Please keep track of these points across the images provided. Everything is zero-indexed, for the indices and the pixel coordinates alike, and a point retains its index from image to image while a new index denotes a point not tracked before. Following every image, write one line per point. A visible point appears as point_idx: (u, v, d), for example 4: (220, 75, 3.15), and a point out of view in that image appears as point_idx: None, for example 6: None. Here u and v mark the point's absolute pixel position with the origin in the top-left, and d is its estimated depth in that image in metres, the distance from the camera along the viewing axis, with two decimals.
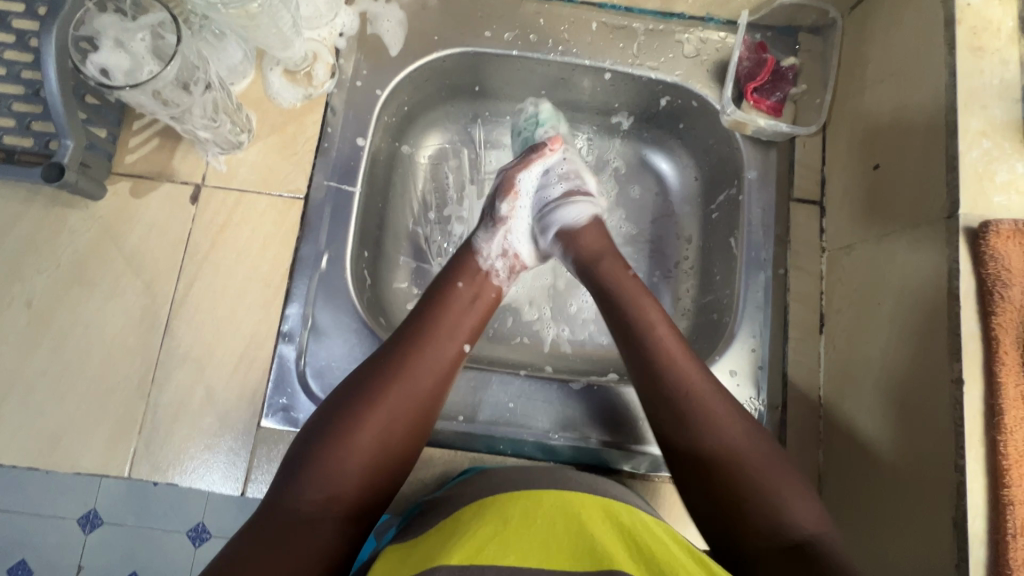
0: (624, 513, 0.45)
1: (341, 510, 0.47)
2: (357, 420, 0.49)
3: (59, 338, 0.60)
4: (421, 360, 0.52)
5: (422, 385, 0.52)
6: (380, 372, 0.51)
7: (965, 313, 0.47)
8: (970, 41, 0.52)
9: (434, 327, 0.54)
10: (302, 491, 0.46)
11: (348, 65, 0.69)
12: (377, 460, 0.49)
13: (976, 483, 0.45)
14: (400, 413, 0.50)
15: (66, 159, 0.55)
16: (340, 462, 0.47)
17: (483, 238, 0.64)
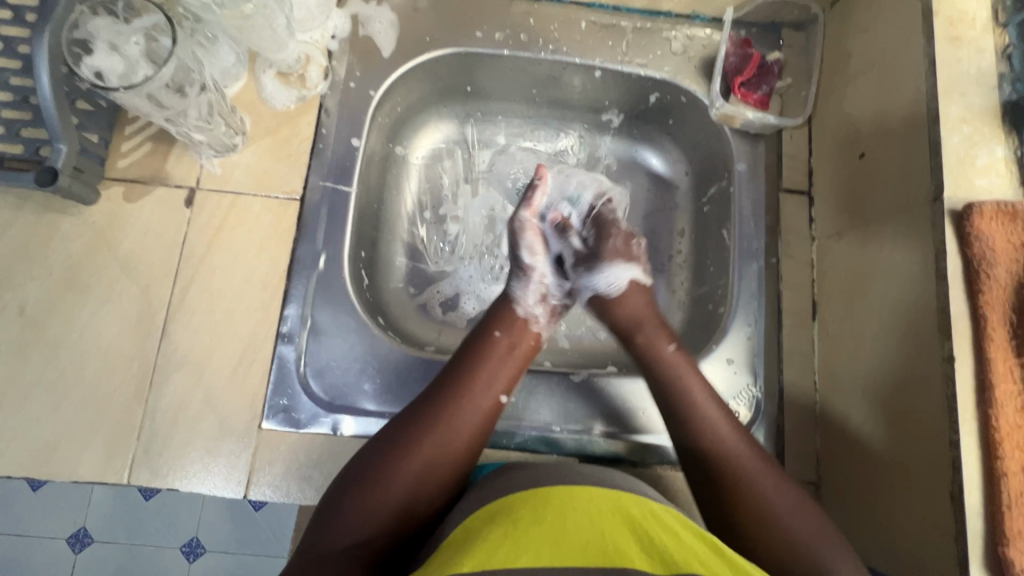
0: (636, 507, 0.45)
1: (371, 559, 0.46)
2: (393, 468, 0.49)
3: (53, 345, 0.59)
4: (463, 406, 0.54)
5: (459, 435, 0.53)
6: (418, 420, 0.52)
7: (953, 292, 0.49)
8: (948, 31, 0.54)
9: (473, 377, 0.56)
10: (334, 539, 0.46)
11: (341, 66, 0.69)
12: (415, 501, 0.49)
13: (970, 456, 0.46)
14: (437, 462, 0.51)
15: (60, 163, 0.55)
16: (373, 510, 0.48)
17: (520, 286, 0.65)
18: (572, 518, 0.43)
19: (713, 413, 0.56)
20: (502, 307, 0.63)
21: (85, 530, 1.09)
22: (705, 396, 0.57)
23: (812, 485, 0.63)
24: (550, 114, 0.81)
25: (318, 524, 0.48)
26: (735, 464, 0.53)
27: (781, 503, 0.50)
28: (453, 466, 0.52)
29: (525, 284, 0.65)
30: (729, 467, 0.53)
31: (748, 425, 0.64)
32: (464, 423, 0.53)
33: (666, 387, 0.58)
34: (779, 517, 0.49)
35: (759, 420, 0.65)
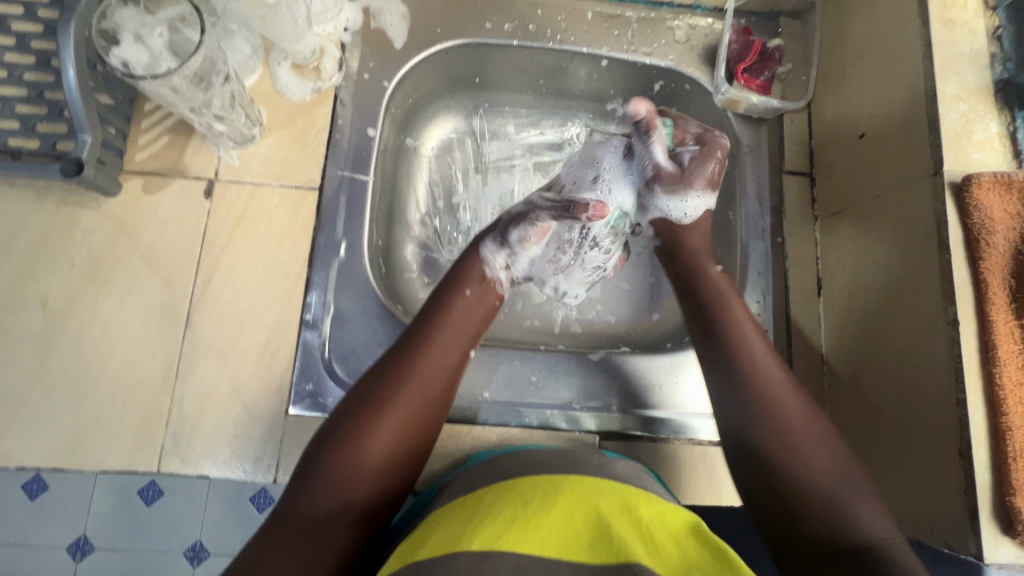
0: (641, 504, 0.45)
1: (355, 512, 0.48)
2: (368, 421, 0.51)
3: (78, 337, 0.60)
4: (425, 369, 0.55)
5: (431, 385, 0.55)
6: (388, 375, 0.54)
7: (955, 260, 0.52)
8: (942, 15, 0.56)
9: (438, 331, 0.58)
10: (312, 497, 0.48)
11: (355, 58, 0.70)
12: (394, 463, 0.51)
13: (977, 413, 0.49)
14: (411, 413, 0.53)
15: (85, 154, 0.56)
16: (355, 464, 0.49)
17: (490, 248, 0.65)
18: (579, 512, 0.44)
19: (759, 352, 0.56)
20: (468, 264, 0.64)
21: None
22: (757, 338, 0.58)
23: None
24: (556, 104, 0.83)
25: (295, 486, 0.49)
26: (782, 407, 0.53)
27: (815, 448, 0.51)
28: (424, 427, 0.54)
29: (496, 249, 0.65)
30: (775, 409, 0.53)
31: None
32: (427, 385, 0.55)
33: (721, 328, 0.58)
34: (813, 460, 0.50)
35: None
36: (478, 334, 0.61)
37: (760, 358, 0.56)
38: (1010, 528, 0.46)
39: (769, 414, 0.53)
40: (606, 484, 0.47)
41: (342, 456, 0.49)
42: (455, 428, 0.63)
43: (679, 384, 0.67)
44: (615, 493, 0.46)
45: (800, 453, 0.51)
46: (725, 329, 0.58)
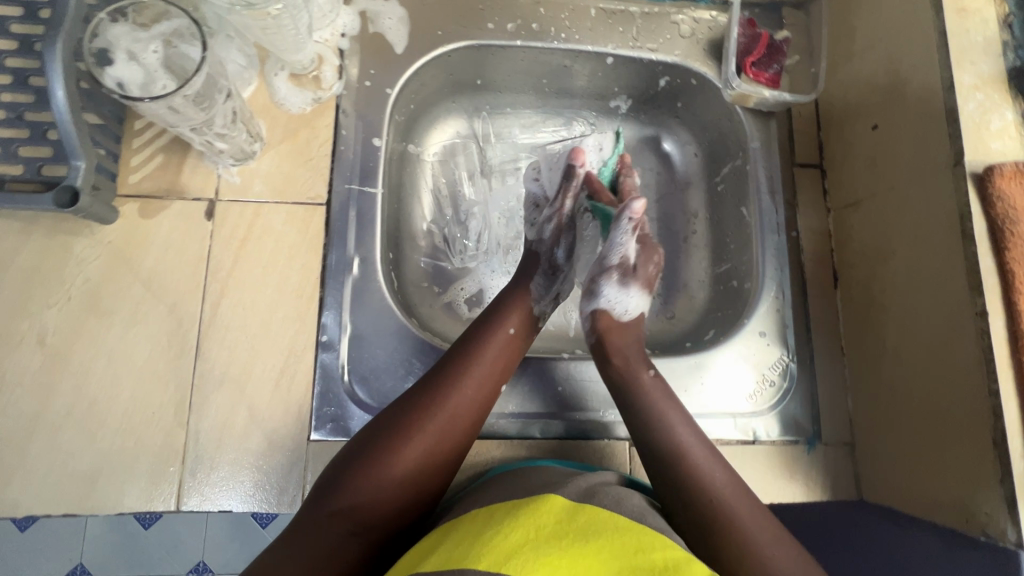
0: (655, 548, 0.43)
1: (370, 519, 0.50)
2: (403, 437, 0.53)
3: (81, 373, 0.56)
4: (462, 389, 0.56)
5: (465, 406, 0.56)
6: (425, 392, 0.56)
7: (981, 251, 0.52)
8: (955, 4, 0.56)
9: (476, 351, 0.59)
10: (332, 500, 0.50)
11: (354, 65, 0.67)
12: (417, 478, 0.53)
13: (1010, 403, 0.49)
14: (442, 431, 0.54)
15: (80, 181, 0.52)
16: (383, 474, 0.51)
17: (539, 281, 0.68)
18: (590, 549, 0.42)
19: (692, 444, 0.56)
20: (514, 299, 0.65)
21: (83, 565, 1.04)
22: (686, 428, 0.58)
23: (848, 445, 0.66)
24: (559, 104, 0.82)
25: (322, 489, 0.51)
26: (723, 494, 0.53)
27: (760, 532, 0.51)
28: (451, 447, 0.55)
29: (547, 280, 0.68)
30: (717, 497, 0.53)
31: (784, 392, 0.67)
32: (462, 406, 0.56)
33: (649, 417, 0.58)
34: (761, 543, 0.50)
35: (794, 387, 0.67)
36: (513, 356, 0.61)
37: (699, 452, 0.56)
38: None
39: (719, 509, 0.52)
40: (626, 525, 0.46)
41: (370, 470, 0.51)
42: (484, 444, 0.62)
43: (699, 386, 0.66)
44: (633, 536, 0.45)
45: (741, 538, 0.50)
46: (652, 417, 0.58)
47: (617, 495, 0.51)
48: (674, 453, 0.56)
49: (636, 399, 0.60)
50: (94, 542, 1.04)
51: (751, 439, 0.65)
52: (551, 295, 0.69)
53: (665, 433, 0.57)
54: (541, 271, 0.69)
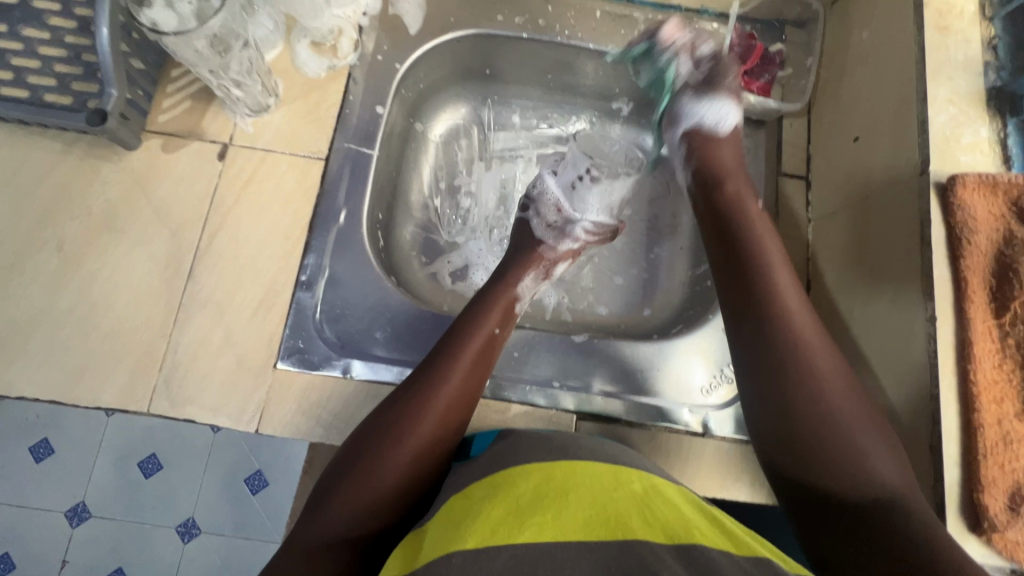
0: (637, 484, 0.48)
1: (361, 536, 0.49)
2: (379, 451, 0.52)
3: (88, 279, 0.63)
4: (438, 395, 0.56)
5: (439, 414, 0.55)
6: (401, 406, 0.55)
7: (937, 257, 0.52)
8: (937, 22, 0.58)
9: (450, 359, 0.58)
10: (324, 520, 0.49)
11: (371, 40, 0.74)
12: (401, 490, 0.52)
13: (949, 409, 0.48)
14: (420, 441, 0.53)
15: (110, 106, 0.61)
16: (366, 491, 0.51)
17: (529, 281, 0.71)
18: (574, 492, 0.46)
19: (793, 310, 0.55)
20: (490, 298, 0.66)
21: (84, 505, 1.09)
22: (795, 297, 0.56)
23: None
24: (562, 100, 0.86)
25: (311, 511, 0.50)
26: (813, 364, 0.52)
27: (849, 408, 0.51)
28: (433, 452, 0.54)
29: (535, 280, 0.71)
30: (811, 362, 0.52)
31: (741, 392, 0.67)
32: (439, 409, 0.55)
33: (744, 268, 0.58)
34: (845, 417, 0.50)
35: None
36: (489, 356, 0.61)
37: (799, 324, 0.54)
38: (977, 526, 0.46)
39: (807, 380, 0.52)
40: (596, 466, 0.50)
41: (355, 478, 0.51)
42: None
43: (659, 373, 0.67)
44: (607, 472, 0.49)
45: (829, 403, 0.51)
46: (760, 291, 0.56)
47: (589, 446, 0.54)
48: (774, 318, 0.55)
49: (732, 261, 0.60)
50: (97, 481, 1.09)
51: (700, 431, 0.65)
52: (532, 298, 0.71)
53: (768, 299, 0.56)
54: (534, 273, 0.71)
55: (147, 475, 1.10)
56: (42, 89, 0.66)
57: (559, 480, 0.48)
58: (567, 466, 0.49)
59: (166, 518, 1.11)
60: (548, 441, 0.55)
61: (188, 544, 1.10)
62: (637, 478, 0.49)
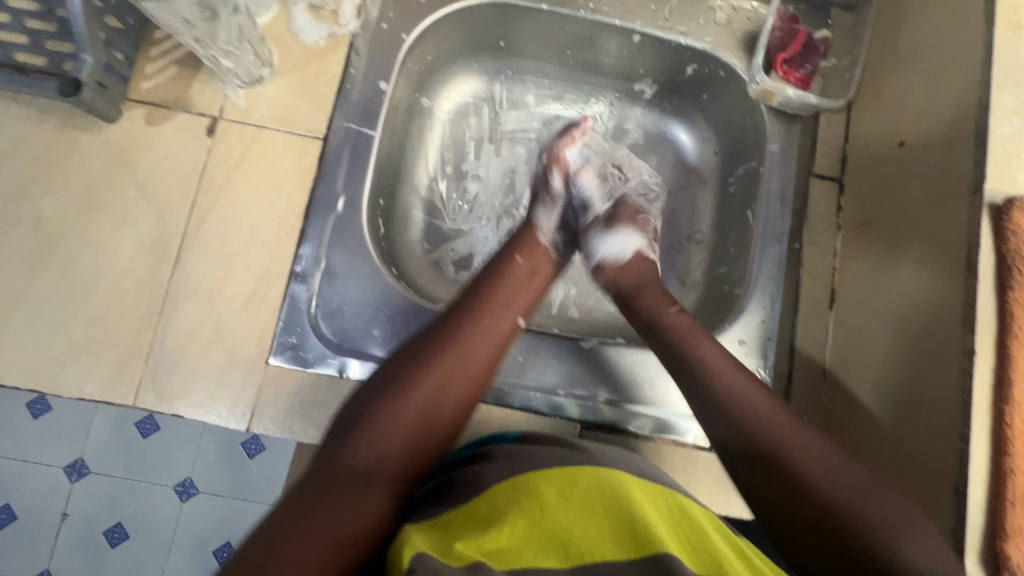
0: (666, 504, 0.44)
1: (392, 472, 0.47)
2: (424, 372, 0.50)
3: (68, 262, 0.59)
4: (486, 328, 0.55)
5: (480, 349, 0.53)
6: (446, 331, 0.53)
7: (982, 287, 0.47)
8: (1010, 18, 0.51)
9: (496, 299, 0.57)
10: (356, 450, 0.47)
11: (375, 6, 0.67)
12: (440, 421, 0.50)
13: (980, 451, 0.45)
14: (466, 372, 0.52)
15: (84, 75, 0.55)
16: (402, 418, 0.48)
17: (543, 213, 0.67)
18: (602, 504, 0.43)
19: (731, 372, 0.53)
20: (523, 235, 0.65)
21: (83, 461, 1.00)
22: (710, 348, 0.55)
23: None
24: (581, 79, 0.79)
25: (338, 438, 0.48)
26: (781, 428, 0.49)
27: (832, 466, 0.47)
28: (478, 386, 0.53)
29: (548, 210, 0.68)
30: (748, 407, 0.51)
31: None
32: (487, 347, 0.54)
33: (672, 341, 0.57)
34: (826, 470, 0.46)
35: None
36: (517, 327, 0.57)
37: (737, 383, 0.52)
38: None
39: (755, 428, 0.50)
40: (625, 477, 0.45)
41: (380, 419, 0.48)
42: None
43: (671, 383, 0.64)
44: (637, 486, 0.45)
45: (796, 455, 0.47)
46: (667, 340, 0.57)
47: (615, 457, 0.50)
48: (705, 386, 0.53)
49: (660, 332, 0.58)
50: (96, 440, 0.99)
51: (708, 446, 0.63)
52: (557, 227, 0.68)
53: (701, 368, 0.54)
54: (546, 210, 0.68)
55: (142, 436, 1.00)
56: (13, 47, 0.60)
57: (585, 488, 0.44)
58: (594, 473, 0.45)
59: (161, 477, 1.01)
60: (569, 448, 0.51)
61: (185, 502, 1.02)
62: (666, 497, 0.45)
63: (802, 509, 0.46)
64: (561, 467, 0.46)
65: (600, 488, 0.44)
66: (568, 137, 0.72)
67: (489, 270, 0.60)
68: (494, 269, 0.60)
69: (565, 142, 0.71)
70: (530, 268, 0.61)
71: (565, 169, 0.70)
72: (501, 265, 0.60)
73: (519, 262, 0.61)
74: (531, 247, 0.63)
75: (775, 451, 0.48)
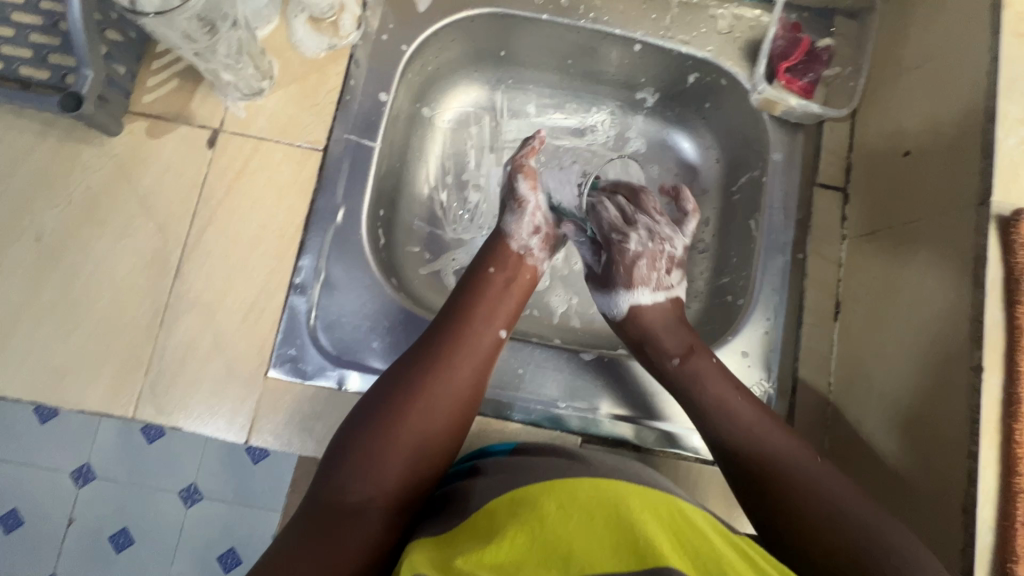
0: (669, 514, 0.42)
1: (385, 503, 0.47)
2: (406, 397, 0.50)
3: (69, 274, 0.59)
4: (466, 346, 0.54)
5: (461, 368, 0.53)
6: (427, 354, 0.53)
7: (990, 300, 0.46)
8: (1016, 27, 0.50)
9: (473, 315, 0.57)
10: (345, 485, 0.47)
11: (375, 17, 0.67)
12: (427, 445, 0.50)
13: (989, 470, 0.44)
14: (450, 393, 0.52)
15: (85, 89, 0.56)
16: (388, 446, 0.48)
17: (512, 221, 0.64)
18: (601, 515, 0.41)
19: (733, 401, 0.55)
20: (497, 242, 0.64)
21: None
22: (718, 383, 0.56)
23: None
24: (582, 87, 0.79)
25: (327, 474, 0.48)
26: (779, 455, 0.51)
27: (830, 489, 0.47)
28: (462, 405, 0.52)
29: (517, 217, 0.64)
30: (755, 440, 0.52)
31: None
32: (467, 365, 0.54)
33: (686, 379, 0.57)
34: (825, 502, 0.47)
35: None
36: (500, 341, 0.57)
37: (741, 414, 0.54)
38: None
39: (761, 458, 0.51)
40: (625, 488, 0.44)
41: (365, 449, 0.48)
42: None
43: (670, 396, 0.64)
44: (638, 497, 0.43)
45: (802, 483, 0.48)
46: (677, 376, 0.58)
47: (616, 468, 0.49)
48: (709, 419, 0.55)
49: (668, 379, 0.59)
50: None
51: (710, 460, 0.62)
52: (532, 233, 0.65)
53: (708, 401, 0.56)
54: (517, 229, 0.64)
55: (148, 441, 1.03)
56: (17, 61, 0.60)
57: (583, 498, 0.42)
58: (593, 484, 0.44)
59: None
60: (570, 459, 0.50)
61: None
62: (669, 509, 0.43)
63: (796, 538, 0.47)
64: (560, 478, 0.45)
65: (598, 499, 0.42)
66: (529, 145, 0.67)
67: (464, 288, 0.60)
68: (471, 286, 0.60)
69: (527, 152, 0.66)
70: (506, 279, 0.61)
71: (532, 178, 0.66)
72: (477, 278, 0.60)
73: (494, 274, 0.61)
74: (505, 257, 0.62)
75: (775, 483, 0.49)
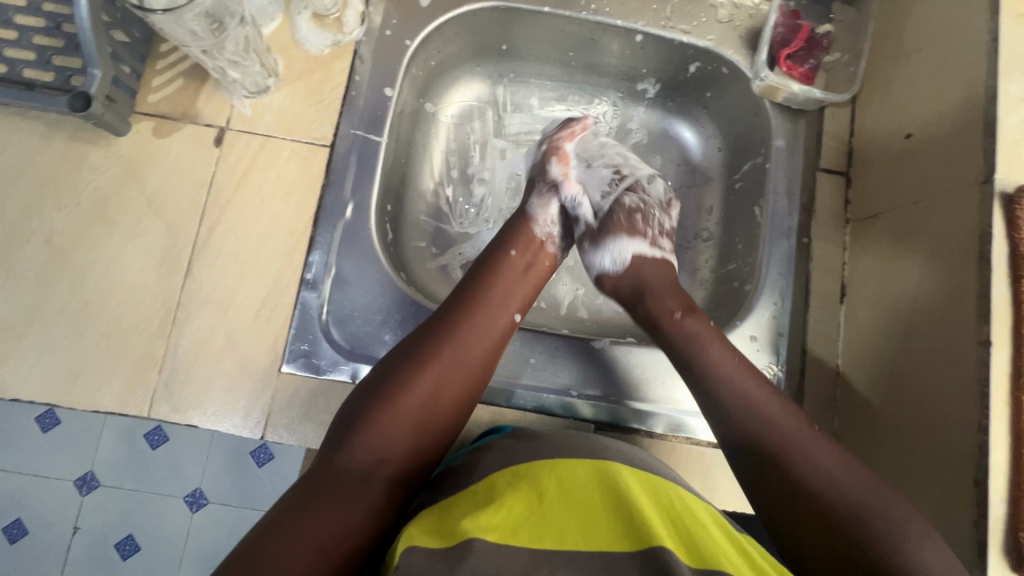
0: (665, 492, 0.44)
1: (390, 471, 0.48)
2: (421, 372, 0.50)
3: (79, 275, 0.59)
4: (481, 328, 0.54)
5: (477, 349, 0.53)
6: (444, 331, 0.53)
7: (996, 276, 0.47)
8: (1014, 7, 0.51)
9: (490, 295, 0.57)
10: (353, 451, 0.47)
11: (378, 13, 0.68)
12: (434, 422, 0.50)
13: (1000, 442, 0.45)
14: (463, 371, 0.52)
15: (93, 89, 0.56)
16: (399, 419, 0.49)
17: (538, 204, 0.66)
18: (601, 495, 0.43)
19: (741, 375, 0.54)
20: (518, 225, 0.64)
21: (94, 472, 1.00)
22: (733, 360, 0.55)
23: None
24: (583, 79, 0.80)
25: (338, 437, 0.48)
26: (782, 428, 0.51)
27: (823, 458, 0.49)
28: (473, 386, 0.52)
29: (542, 203, 0.66)
30: (764, 416, 0.52)
31: None
32: (482, 348, 0.54)
33: (688, 345, 0.56)
34: (833, 476, 0.48)
35: None
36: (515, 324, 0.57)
37: (751, 388, 0.53)
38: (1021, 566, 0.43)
39: (776, 436, 0.50)
40: (626, 470, 0.45)
41: (376, 420, 0.48)
42: None
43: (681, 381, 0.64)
44: (637, 477, 0.45)
45: (811, 457, 0.49)
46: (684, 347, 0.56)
47: (622, 451, 0.50)
48: (718, 388, 0.54)
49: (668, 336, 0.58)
50: (107, 450, 1.00)
51: None
52: (556, 219, 0.66)
53: (708, 368, 0.55)
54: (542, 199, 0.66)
55: (153, 446, 1.00)
56: (21, 64, 0.60)
57: (583, 480, 0.44)
58: (596, 466, 0.45)
59: (172, 488, 1.02)
60: (573, 438, 0.51)
61: (196, 513, 1.02)
62: (665, 487, 0.45)
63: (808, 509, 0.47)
64: (564, 457, 0.46)
65: (600, 481, 0.44)
66: (569, 128, 0.70)
67: (482, 268, 0.60)
68: (491, 266, 0.59)
69: (566, 134, 0.70)
70: (524, 263, 0.61)
71: (566, 160, 0.68)
72: (495, 258, 0.60)
73: (513, 256, 0.61)
74: (527, 240, 0.62)
75: (785, 456, 0.50)
